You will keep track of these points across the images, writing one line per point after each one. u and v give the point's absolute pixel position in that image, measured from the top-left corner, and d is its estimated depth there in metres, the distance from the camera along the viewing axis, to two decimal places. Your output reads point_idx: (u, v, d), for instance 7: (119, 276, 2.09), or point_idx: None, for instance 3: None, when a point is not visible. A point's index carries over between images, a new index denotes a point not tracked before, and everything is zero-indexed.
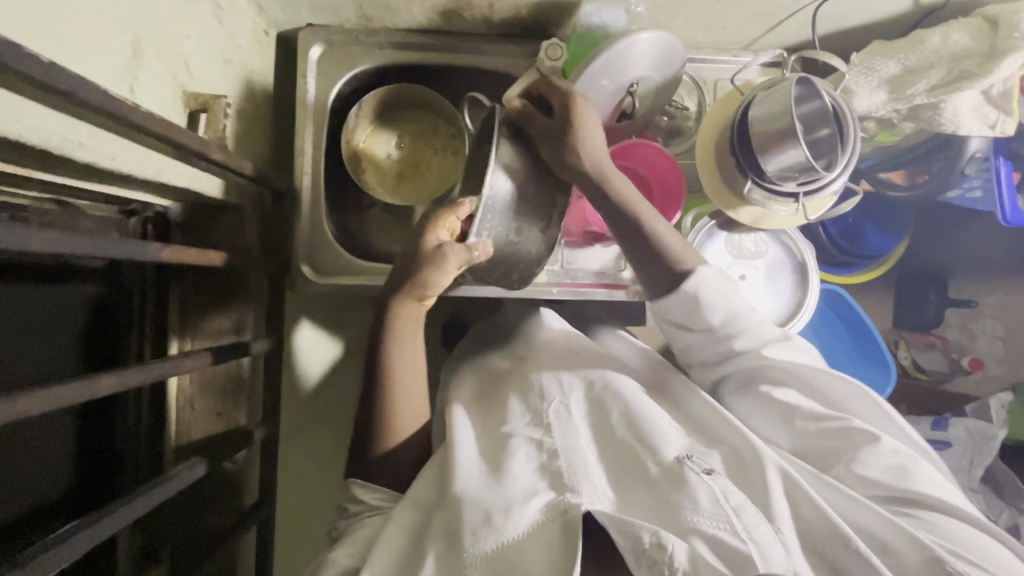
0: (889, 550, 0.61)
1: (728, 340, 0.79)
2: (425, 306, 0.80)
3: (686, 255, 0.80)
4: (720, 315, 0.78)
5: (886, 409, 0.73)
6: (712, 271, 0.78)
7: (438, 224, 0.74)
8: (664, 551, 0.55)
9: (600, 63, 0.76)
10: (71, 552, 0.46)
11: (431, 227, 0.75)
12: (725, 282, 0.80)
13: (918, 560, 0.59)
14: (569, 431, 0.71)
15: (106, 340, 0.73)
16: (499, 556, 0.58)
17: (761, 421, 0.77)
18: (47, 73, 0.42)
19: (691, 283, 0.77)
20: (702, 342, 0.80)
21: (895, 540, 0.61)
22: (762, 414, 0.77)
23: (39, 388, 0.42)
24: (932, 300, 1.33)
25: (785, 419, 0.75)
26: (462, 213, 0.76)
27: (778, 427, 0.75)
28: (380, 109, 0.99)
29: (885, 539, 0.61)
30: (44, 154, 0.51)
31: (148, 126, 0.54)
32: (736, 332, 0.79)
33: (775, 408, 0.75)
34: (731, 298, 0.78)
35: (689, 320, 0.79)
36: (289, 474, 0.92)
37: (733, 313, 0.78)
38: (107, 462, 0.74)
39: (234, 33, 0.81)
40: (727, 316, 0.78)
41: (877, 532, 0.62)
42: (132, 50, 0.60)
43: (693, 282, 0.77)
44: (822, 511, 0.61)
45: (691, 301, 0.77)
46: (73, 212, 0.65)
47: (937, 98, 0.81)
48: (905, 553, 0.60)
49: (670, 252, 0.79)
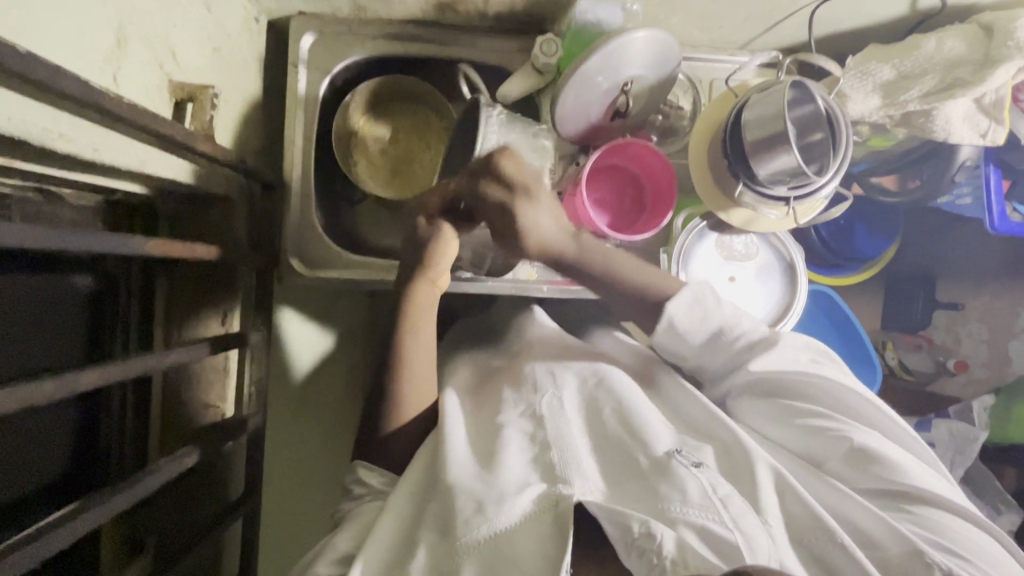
0: (873, 545, 0.61)
1: (727, 351, 0.79)
2: (438, 288, 0.82)
3: (664, 284, 0.80)
4: (704, 335, 0.78)
5: (880, 407, 0.72)
6: (683, 297, 0.78)
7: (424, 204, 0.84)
8: (653, 540, 0.55)
9: (596, 59, 0.74)
10: (51, 545, 0.46)
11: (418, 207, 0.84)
12: (705, 301, 0.79)
13: (900, 551, 0.59)
14: (562, 421, 0.72)
15: (91, 334, 0.72)
16: (492, 545, 0.59)
17: (758, 422, 0.76)
18: (23, 64, 0.40)
19: (664, 315, 0.78)
20: (700, 355, 0.81)
21: (876, 532, 0.61)
22: (760, 412, 0.76)
23: (13, 385, 0.42)
24: (919, 302, 1.37)
25: (779, 418, 0.74)
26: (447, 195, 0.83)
27: (775, 426, 0.75)
28: (374, 102, 0.98)
29: (871, 534, 0.61)
30: (24, 145, 0.50)
31: (126, 117, 0.52)
32: (731, 343, 0.78)
33: (768, 408, 0.75)
34: (712, 314, 0.78)
35: (677, 343, 0.80)
36: (279, 459, 0.90)
37: (718, 328, 0.78)
38: (89, 455, 0.73)
39: (222, 21, 0.79)
40: (712, 330, 0.78)
41: (860, 524, 0.62)
42: (116, 39, 0.58)
43: (666, 316, 0.78)
44: (807, 502, 0.62)
45: (671, 331, 0.79)
46: (58, 202, 0.64)
47: (930, 106, 0.82)
48: (889, 547, 0.60)
49: (650, 286, 0.81)
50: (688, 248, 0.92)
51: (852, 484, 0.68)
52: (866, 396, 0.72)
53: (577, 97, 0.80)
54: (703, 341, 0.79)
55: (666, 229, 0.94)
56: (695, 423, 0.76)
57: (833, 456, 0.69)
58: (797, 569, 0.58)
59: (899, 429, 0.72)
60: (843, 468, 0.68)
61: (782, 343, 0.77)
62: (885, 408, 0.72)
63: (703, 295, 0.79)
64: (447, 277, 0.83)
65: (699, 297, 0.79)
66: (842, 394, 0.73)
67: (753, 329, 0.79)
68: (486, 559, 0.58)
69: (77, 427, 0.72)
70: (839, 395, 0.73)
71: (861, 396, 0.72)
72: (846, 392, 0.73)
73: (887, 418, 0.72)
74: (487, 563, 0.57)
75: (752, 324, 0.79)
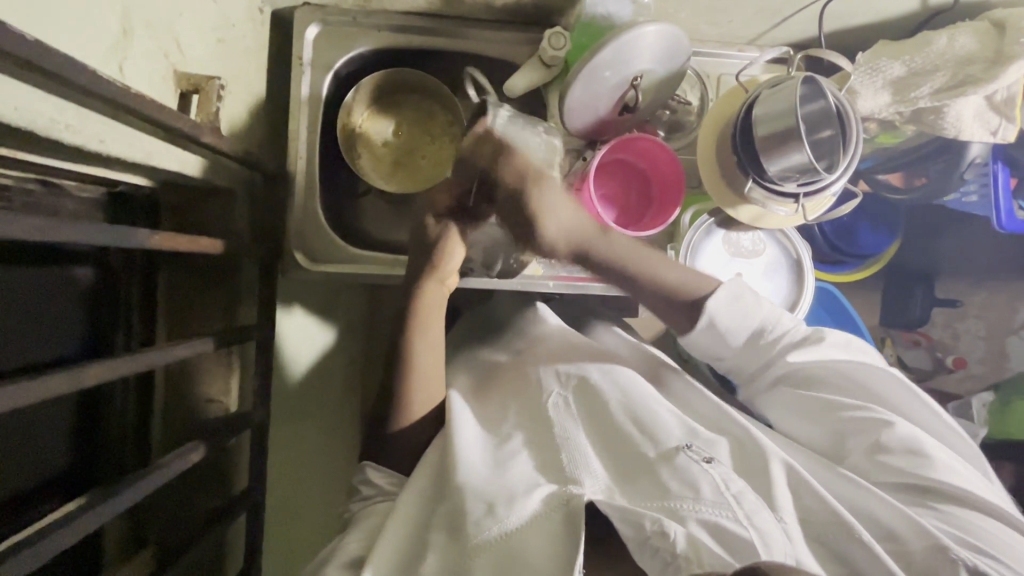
0: (893, 538, 0.61)
1: (769, 352, 0.78)
2: (447, 289, 0.82)
3: (696, 286, 0.79)
4: (744, 336, 0.78)
5: (922, 398, 0.72)
6: (724, 294, 0.77)
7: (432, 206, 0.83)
8: (666, 538, 0.55)
9: (606, 52, 0.74)
10: (60, 544, 0.45)
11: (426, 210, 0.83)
12: (745, 300, 0.78)
13: (921, 547, 0.59)
14: (568, 420, 0.72)
15: (94, 328, 0.71)
16: (502, 545, 0.58)
17: (789, 416, 0.77)
18: (32, 52, 0.39)
19: (707, 312, 0.77)
20: (738, 357, 0.80)
21: (901, 528, 0.61)
22: (791, 405, 0.77)
23: (21, 381, 0.41)
24: (918, 296, 1.37)
25: (812, 412, 0.75)
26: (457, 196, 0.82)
27: (806, 420, 0.75)
28: (379, 94, 0.97)
29: (889, 525, 0.62)
30: (30, 136, 0.49)
31: (133, 107, 0.51)
32: (773, 341, 0.78)
33: (801, 402, 0.76)
34: (751, 314, 0.78)
35: (715, 343, 0.79)
36: (280, 455, 0.89)
37: (758, 327, 0.78)
38: (93, 451, 0.72)
39: (227, 11, 0.78)
40: (754, 328, 0.78)
41: (879, 518, 0.63)
42: (122, 27, 0.57)
43: (708, 312, 0.77)
44: (823, 498, 0.62)
45: (710, 329, 0.77)
46: (60, 194, 0.62)
47: (941, 102, 0.81)
48: (909, 541, 0.60)
49: (687, 284, 0.79)
50: (696, 245, 0.92)
51: (876, 478, 0.68)
52: (898, 389, 0.73)
53: (585, 90, 0.79)
54: (744, 341, 0.78)
55: (673, 226, 0.93)
56: (709, 416, 0.76)
57: (859, 450, 0.70)
58: (813, 566, 0.57)
59: (937, 421, 0.71)
60: (866, 461, 0.69)
61: (825, 340, 0.77)
62: (923, 398, 0.72)
63: (742, 293, 0.79)
64: (455, 277, 0.82)
65: (739, 295, 0.78)
66: (880, 385, 0.73)
67: (791, 328, 0.79)
68: (497, 559, 0.57)
69: (80, 423, 0.71)
70: (878, 387, 0.73)
71: (905, 389, 0.72)
72: (887, 381, 0.73)
73: (926, 409, 0.71)
74: (499, 562, 0.57)
75: (790, 323, 0.79)
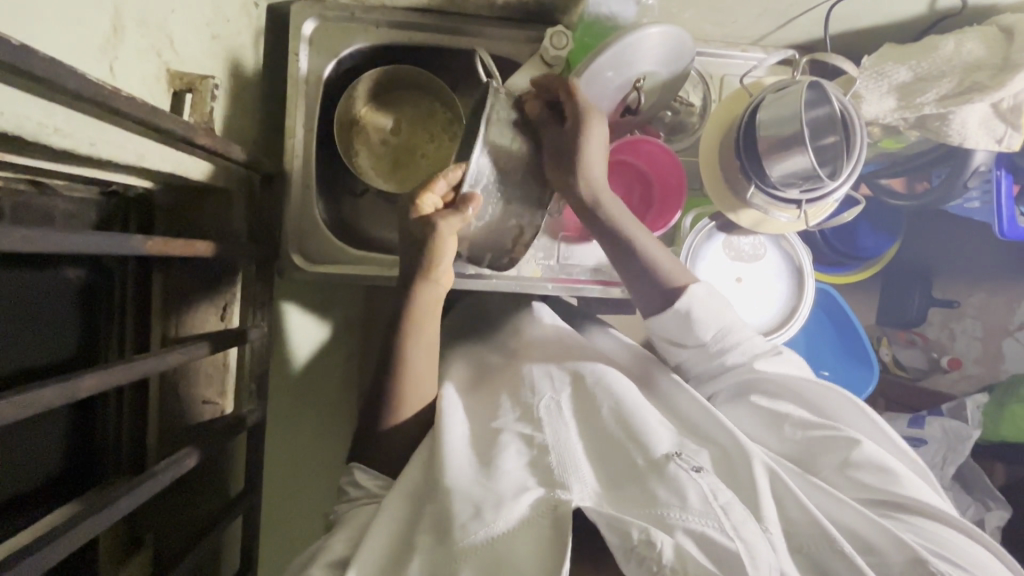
0: (871, 549, 0.61)
1: (722, 355, 0.80)
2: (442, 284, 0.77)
3: (682, 276, 0.81)
4: (711, 330, 0.79)
5: (879, 422, 0.74)
6: (702, 289, 0.79)
7: (427, 187, 0.71)
8: (653, 547, 0.55)
9: (606, 57, 0.72)
10: (56, 553, 0.44)
11: (421, 191, 0.71)
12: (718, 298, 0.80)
13: (900, 559, 0.59)
14: (559, 425, 0.71)
15: (88, 334, 0.70)
16: (489, 550, 0.57)
17: (754, 430, 0.77)
18: (19, 57, 0.38)
19: (685, 300, 0.78)
20: (692, 352, 0.81)
21: (879, 541, 0.61)
22: (757, 420, 0.77)
23: (13, 395, 0.39)
24: (916, 297, 1.35)
25: (774, 425, 0.75)
26: (452, 177, 0.71)
27: (768, 433, 0.76)
28: (376, 91, 0.96)
29: (869, 539, 0.61)
30: (18, 140, 0.47)
31: (126, 112, 0.50)
32: (728, 348, 0.79)
33: (765, 416, 0.76)
34: (722, 315, 0.79)
35: (682, 331, 0.79)
36: (277, 443, 0.88)
37: (725, 326, 0.79)
38: (84, 457, 0.71)
39: (222, 6, 0.76)
40: (722, 326, 0.79)
41: (856, 529, 0.63)
42: (112, 26, 0.55)
43: (685, 299, 0.78)
44: (807, 510, 0.62)
45: (684, 318, 0.78)
46: (50, 195, 0.61)
47: (946, 109, 0.81)
48: (888, 553, 0.60)
49: (668, 277, 0.80)
50: (697, 248, 0.91)
51: (846, 491, 0.68)
52: (852, 407, 0.75)
53: (588, 91, 0.77)
54: (710, 337, 0.79)
55: (674, 229, 0.92)
56: (692, 422, 0.76)
57: (829, 462, 0.70)
58: None
59: (892, 444, 0.73)
60: (836, 475, 0.69)
61: (784, 354, 0.81)
62: (879, 421, 0.74)
63: (716, 291, 0.80)
64: (449, 274, 0.77)
65: (716, 293, 0.80)
66: (837, 407, 0.75)
67: (753, 339, 0.81)
68: (486, 567, 0.57)
69: (74, 429, 0.70)
70: (832, 409, 0.75)
71: (851, 404, 0.75)
72: (837, 402, 0.75)
73: (881, 430, 0.73)
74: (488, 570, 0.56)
75: (752, 334, 0.81)
